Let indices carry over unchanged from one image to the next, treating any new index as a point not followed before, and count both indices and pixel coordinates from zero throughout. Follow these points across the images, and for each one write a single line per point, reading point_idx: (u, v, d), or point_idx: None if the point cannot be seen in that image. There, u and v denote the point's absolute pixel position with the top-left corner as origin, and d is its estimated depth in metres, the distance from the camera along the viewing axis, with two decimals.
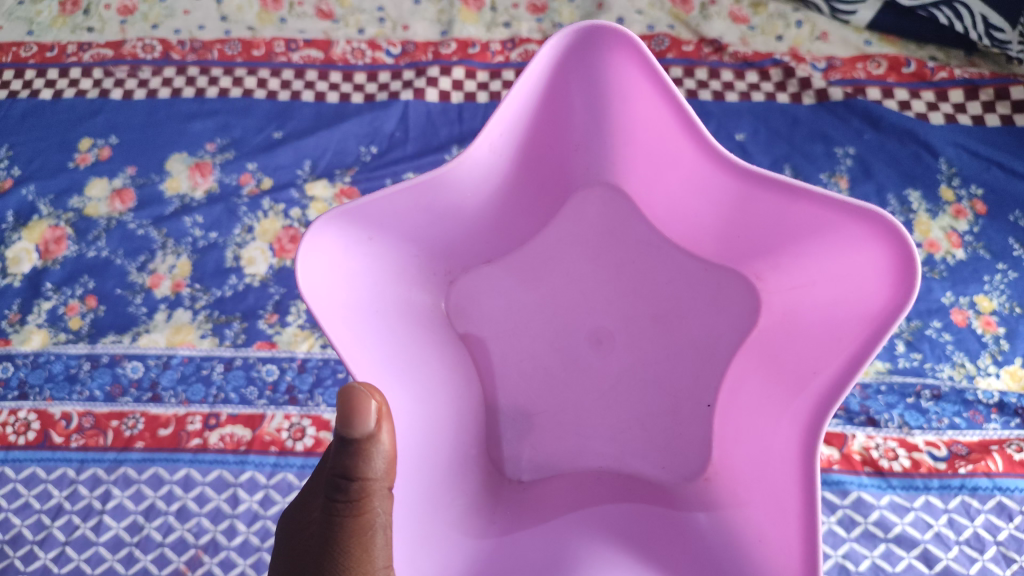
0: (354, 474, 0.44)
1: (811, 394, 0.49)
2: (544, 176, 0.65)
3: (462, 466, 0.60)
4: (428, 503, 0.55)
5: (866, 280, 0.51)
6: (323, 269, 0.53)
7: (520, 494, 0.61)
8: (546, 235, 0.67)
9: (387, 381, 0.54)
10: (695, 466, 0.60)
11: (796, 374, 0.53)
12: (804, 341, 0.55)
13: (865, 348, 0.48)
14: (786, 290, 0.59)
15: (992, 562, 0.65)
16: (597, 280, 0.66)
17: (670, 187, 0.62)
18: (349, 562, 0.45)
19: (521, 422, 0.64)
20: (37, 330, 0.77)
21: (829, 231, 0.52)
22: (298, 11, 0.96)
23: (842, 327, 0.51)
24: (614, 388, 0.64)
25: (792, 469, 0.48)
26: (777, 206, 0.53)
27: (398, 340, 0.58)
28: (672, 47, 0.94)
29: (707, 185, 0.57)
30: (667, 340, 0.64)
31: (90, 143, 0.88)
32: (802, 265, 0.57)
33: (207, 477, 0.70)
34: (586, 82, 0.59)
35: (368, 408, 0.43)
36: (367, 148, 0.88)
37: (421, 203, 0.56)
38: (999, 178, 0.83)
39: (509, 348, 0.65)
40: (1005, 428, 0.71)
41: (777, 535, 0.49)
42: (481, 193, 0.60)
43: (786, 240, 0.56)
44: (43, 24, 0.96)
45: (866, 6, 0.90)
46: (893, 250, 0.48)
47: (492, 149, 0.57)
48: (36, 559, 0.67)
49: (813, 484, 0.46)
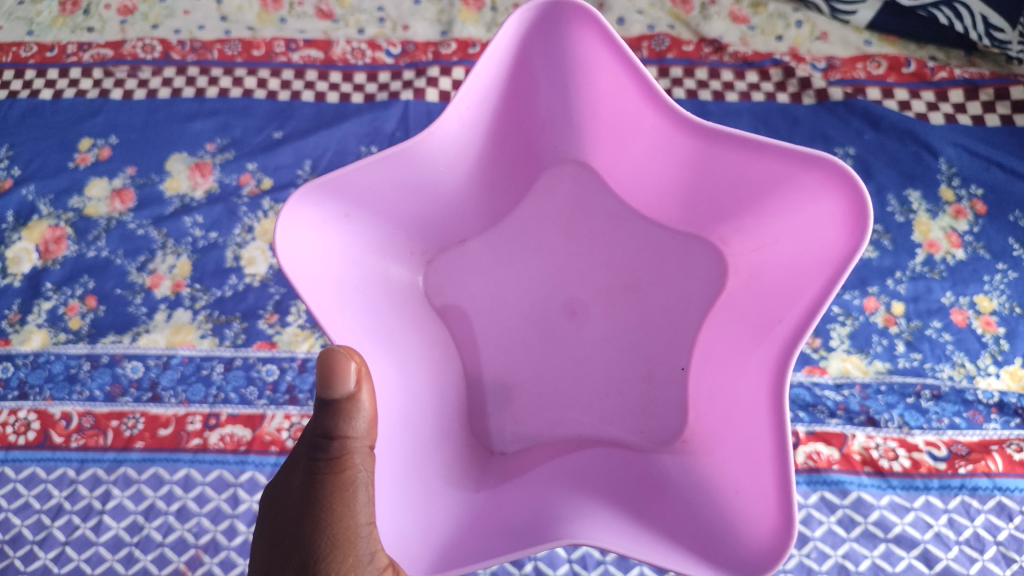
0: (334, 433, 0.46)
1: (774, 340, 0.50)
2: (514, 155, 0.66)
3: (444, 438, 0.59)
4: (412, 464, 0.55)
5: (824, 231, 0.52)
6: (304, 241, 0.54)
7: (503, 464, 0.60)
8: (519, 211, 0.67)
9: (370, 346, 0.55)
10: (673, 431, 0.60)
11: (762, 324, 0.54)
12: (768, 294, 0.56)
13: (828, 288, 0.48)
14: (750, 252, 0.60)
15: (992, 562, 0.65)
16: (570, 252, 0.66)
17: (637, 156, 0.63)
18: (331, 517, 0.45)
19: (500, 394, 0.63)
20: (37, 330, 0.77)
21: (786, 185, 0.54)
22: (298, 11, 0.96)
23: (805, 276, 0.53)
24: (590, 356, 0.64)
25: (762, 416, 0.48)
26: (739, 164, 0.55)
27: (376, 308, 0.59)
28: (672, 47, 0.94)
29: (669, 147, 0.59)
30: (643, 309, 0.64)
31: (90, 143, 0.88)
32: (765, 225, 0.58)
33: (207, 477, 0.70)
34: (550, 58, 0.59)
35: (347, 368, 0.45)
36: (367, 148, 0.88)
37: (395, 176, 0.57)
38: (999, 178, 0.83)
39: (488, 322, 0.65)
40: (1005, 428, 0.71)
41: (753, 486, 0.49)
42: (455, 168, 0.62)
43: (750, 201, 0.58)
44: (43, 24, 0.96)
45: (867, 6, 0.90)
46: (847, 194, 0.50)
47: (461, 123, 0.58)
48: (37, 559, 0.67)
49: (781, 423, 0.46)
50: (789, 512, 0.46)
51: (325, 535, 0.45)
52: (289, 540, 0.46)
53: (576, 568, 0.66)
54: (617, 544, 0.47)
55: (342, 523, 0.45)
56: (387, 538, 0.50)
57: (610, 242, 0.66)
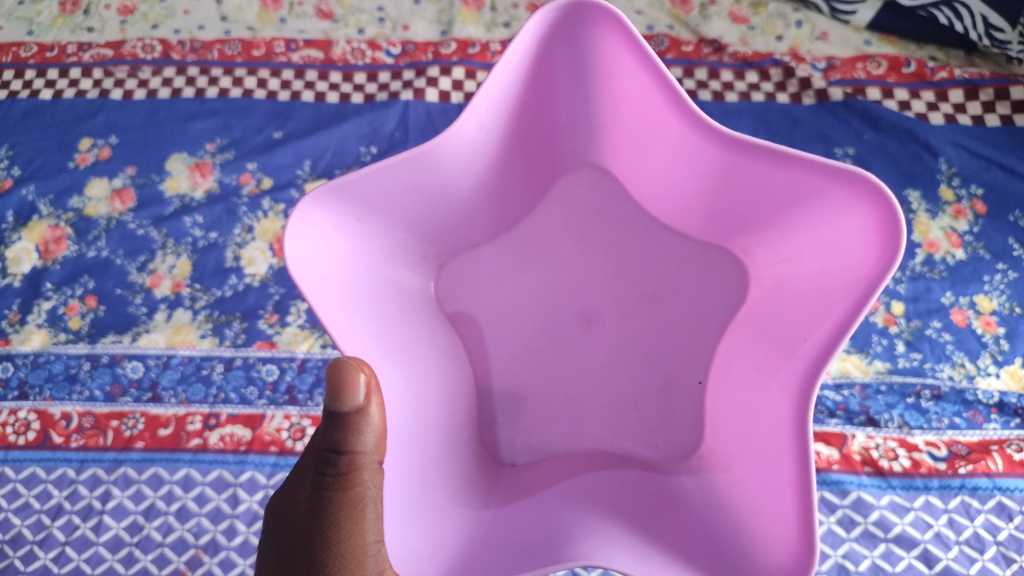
0: (343, 448, 0.45)
1: (798, 359, 0.50)
2: (531, 158, 0.66)
3: (454, 450, 0.59)
4: (419, 480, 0.54)
5: (854, 245, 0.52)
6: (313, 245, 0.54)
7: (514, 477, 0.60)
8: (535, 217, 0.67)
9: (379, 356, 0.55)
10: (688, 445, 0.60)
11: (785, 341, 0.54)
12: (793, 311, 0.56)
13: (856, 308, 0.48)
14: (774, 264, 0.60)
15: (992, 562, 0.65)
16: (585, 261, 0.66)
17: (657, 164, 0.63)
18: (339, 536, 0.46)
19: (512, 404, 0.63)
20: (37, 330, 0.77)
21: (814, 199, 0.54)
22: (298, 11, 0.96)
23: (832, 293, 0.52)
24: (605, 368, 0.64)
25: (784, 437, 0.48)
26: (761, 172, 0.55)
27: (388, 319, 0.58)
28: (672, 47, 0.94)
29: (691, 155, 0.59)
30: (658, 319, 0.64)
31: (90, 143, 0.88)
32: (791, 238, 0.58)
33: (207, 477, 0.70)
34: (572, 61, 0.60)
35: (356, 380, 0.45)
36: (367, 148, 0.88)
37: (409, 179, 0.57)
38: (999, 178, 0.83)
39: (500, 333, 0.65)
40: (1005, 428, 0.71)
41: (771, 507, 0.49)
42: (470, 174, 0.62)
43: (775, 213, 0.58)
44: (43, 24, 0.96)
45: (866, 6, 0.90)
46: (879, 210, 0.49)
47: (479, 125, 0.58)
48: (36, 559, 0.67)
49: (807, 447, 0.46)
50: (809, 538, 0.45)
51: (336, 549, 0.46)
52: (296, 556, 0.46)
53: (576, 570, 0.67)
54: (619, 562, 0.46)
55: (350, 542, 0.46)
56: (395, 555, 0.50)
57: (621, 248, 0.66)
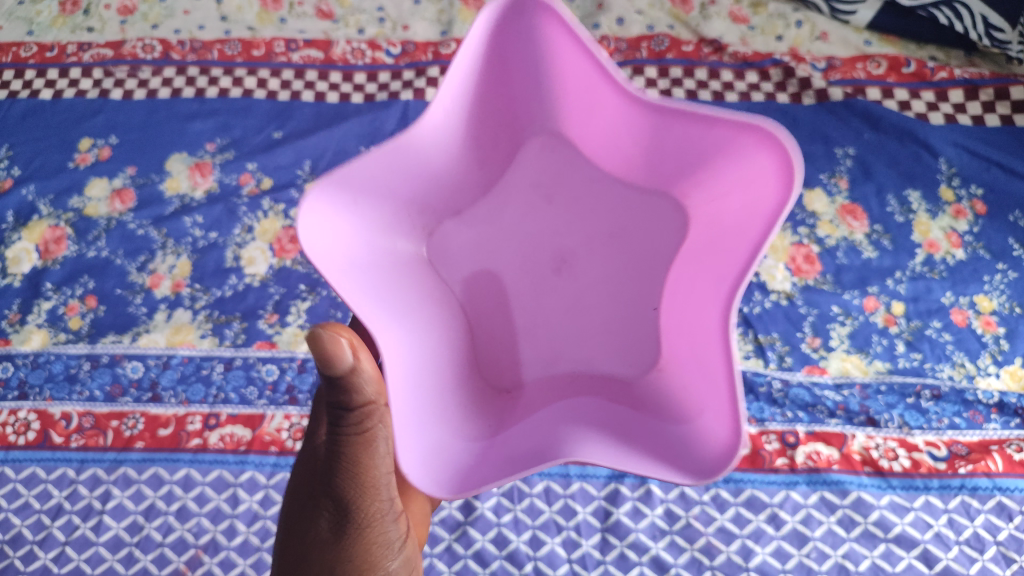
0: (345, 404, 0.45)
1: (728, 276, 0.48)
2: (495, 126, 0.58)
3: (465, 401, 0.55)
4: (434, 412, 0.51)
5: (759, 187, 0.49)
6: (321, 230, 0.49)
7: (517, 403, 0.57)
8: None
9: (387, 321, 0.49)
10: (648, 358, 0.57)
11: (716, 249, 0.52)
12: (716, 242, 0.53)
13: (780, 205, 0.47)
14: (707, 204, 0.55)
15: (992, 562, 0.64)
16: None
17: (592, 138, 0.58)
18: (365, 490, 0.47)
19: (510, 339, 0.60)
20: (37, 330, 0.77)
21: (686, 123, 0.51)
22: (298, 11, 0.96)
23: (740, 230, 0.50)
24: None
25: (713, 339, 0.47)
26: (693, 131, 0.51)
27: (390, 285, 0.53)
28: (672, 47, 0.94)
29: (631, 130, 0.55)
30: None
31: (90, 143, 0.88)
32: (716, 186, 0.54)
33: (207, 477, 0.70)
34: (522, 54, 0.55)
35: (340, 344, 0.42)
36: (366, 147, 0.88)
37: (390, 161, 0.52)
38: (999, 178, 0.83)
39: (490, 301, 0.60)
40: (1005, 428, 0.71)
41: (709, 404, 0.48)
42: (445, 154, 0.56)
43: (698, 162, 0.54)
44: (43, 23, 0.96)
45: (867, 6, 0.90)
46: (778, 154, 0.47)
47: (446, 114, 0.54)
48: (36, 559, 0.66)
49: (731, 356, 0.44)
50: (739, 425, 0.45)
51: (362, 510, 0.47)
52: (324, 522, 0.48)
53: (576, 568, 0.63)
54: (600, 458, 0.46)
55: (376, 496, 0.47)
56: (415, 474, 0.46)
57: None
